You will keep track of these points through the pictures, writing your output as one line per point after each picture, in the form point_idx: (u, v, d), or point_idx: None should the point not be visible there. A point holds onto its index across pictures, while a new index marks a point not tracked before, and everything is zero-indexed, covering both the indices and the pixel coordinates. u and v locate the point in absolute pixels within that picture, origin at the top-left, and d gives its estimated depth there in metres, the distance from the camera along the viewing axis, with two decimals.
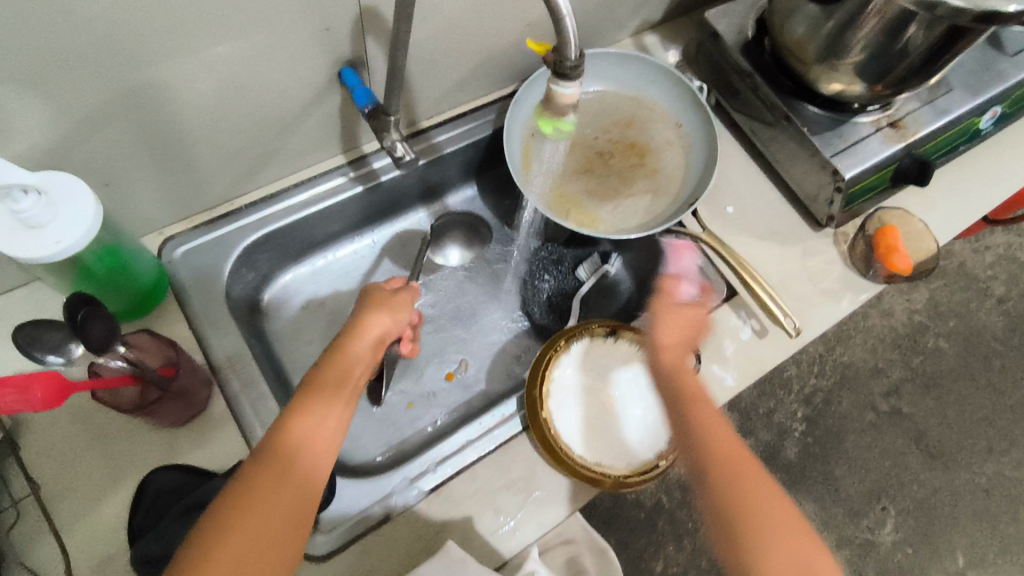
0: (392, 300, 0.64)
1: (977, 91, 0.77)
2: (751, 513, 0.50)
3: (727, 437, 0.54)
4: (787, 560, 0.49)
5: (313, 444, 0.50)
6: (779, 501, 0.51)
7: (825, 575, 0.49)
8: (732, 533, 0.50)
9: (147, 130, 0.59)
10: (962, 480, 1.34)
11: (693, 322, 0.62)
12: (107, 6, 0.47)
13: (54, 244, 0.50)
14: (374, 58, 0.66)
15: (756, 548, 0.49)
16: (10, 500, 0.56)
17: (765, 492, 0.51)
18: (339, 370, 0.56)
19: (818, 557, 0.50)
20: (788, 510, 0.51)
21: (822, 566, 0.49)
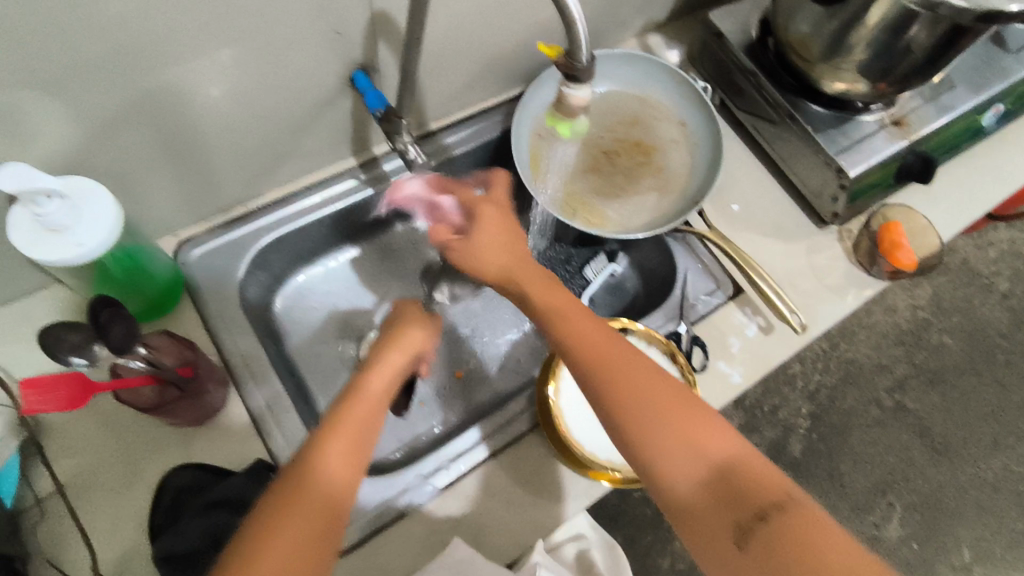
0: (421, 314, 0.65)
1: (980, 89, 0.78)
2: (624, 389, 0.49)
3: (585, 319, 0.54)
4: (671, 425, 0.47)
5: (337, 464, 0.49)
6: (649, 369, 0.50)
7: (709, 433, 0.47)
8: (615, 414, 0.49)
9: (165, 134, 0.61)
10: (967, 474, 1.35)
11: (499, 222, 0.61)
12: (129, 14, 0.48)
13: (77, 246, 0.52)
14: (385, 62, 0.67)
15: (637, 423, 0.47)
16: (35, 496, 0.57)
17: (634, 364, 0.50)
18: (372, 378, 0.56)
19: (699, 417, 0.47)
20: (662, 376, 0.50)
21: (704, 426, 0.47)
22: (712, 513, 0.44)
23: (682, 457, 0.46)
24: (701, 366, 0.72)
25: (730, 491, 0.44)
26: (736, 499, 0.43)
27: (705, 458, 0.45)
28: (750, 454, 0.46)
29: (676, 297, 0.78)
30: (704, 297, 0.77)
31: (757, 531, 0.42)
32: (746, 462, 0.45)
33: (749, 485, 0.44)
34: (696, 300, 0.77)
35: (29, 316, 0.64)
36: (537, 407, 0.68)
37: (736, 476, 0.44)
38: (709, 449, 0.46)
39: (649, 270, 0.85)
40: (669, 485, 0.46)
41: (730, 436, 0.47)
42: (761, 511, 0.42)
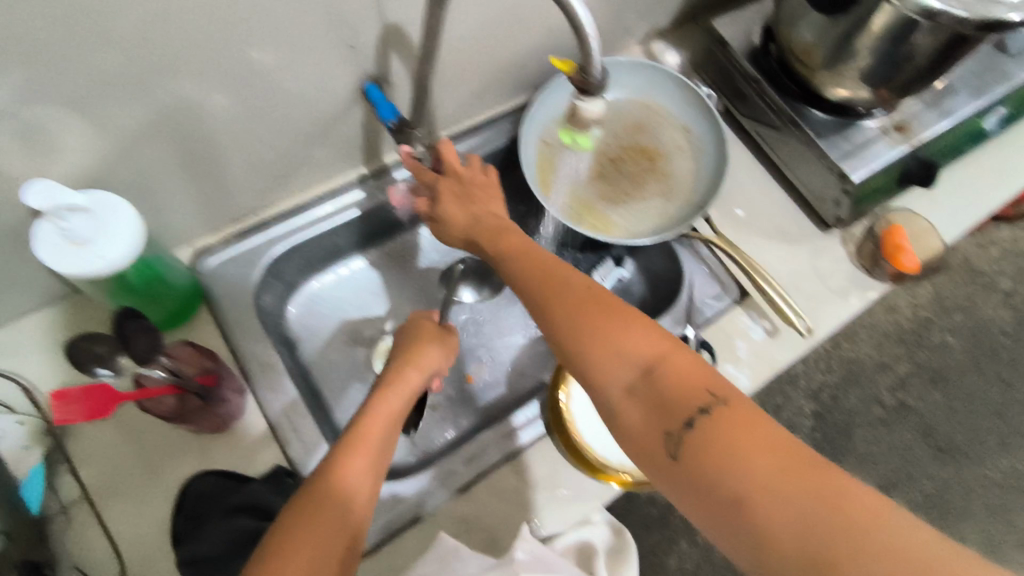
0: (434, 332, 0.67)
1: (980, 93, 0.79)
2: (560, 308, 0.52)
3: (535, 258, 0.57)
4: (605, 339, 0.49)
5: (352, 476, 0.51)
6: (584, 289, 0.52)
7: (636, 338, 0.48)
8: (553, 334, 0.51)
9: (184, 147, 0.62)
10: (970, 472, 1.36)
11: (455, 188, 0.66)
12: (148, 31, 0.49)
13: (100, 258, 0.53)
14: (397, 73, 0.68)
15: (572, 340, 0.50)
16: (60, 504, 0.59)
17: (571, 286, 0.53)
18: (388, 395, 0.59)
19: (628, 325, 0.49)
20: (596, 294, 0.52)
21: (631, 334, 0.49)
22: (644, 417, 0.46)
23: (612, 365, 0.48)
24: None
25: (659, 393, 0.46)
26: (665, 403, 0.45)
27: (635, 364, 0.48)
28: (679, 355, 0.48)
29: (684, 300, 0.78)
30: (711, 300, 0.79)
31: (683, 431, 0.44)
32: (674, 363, 0.47)
33: (674, 387, 0.46)
34: (703, 303, 0.79)
35: (52, 325, 0.66)
36: (548, 411, 0.69)
37: (662, 377, 0.46)
38: (637, 353, 0.48)
39: (656, 274, 0.86)
40: (606, 396, 0.48)
41: (658, 337, 0.48)
42: (686, 411, 0.45)
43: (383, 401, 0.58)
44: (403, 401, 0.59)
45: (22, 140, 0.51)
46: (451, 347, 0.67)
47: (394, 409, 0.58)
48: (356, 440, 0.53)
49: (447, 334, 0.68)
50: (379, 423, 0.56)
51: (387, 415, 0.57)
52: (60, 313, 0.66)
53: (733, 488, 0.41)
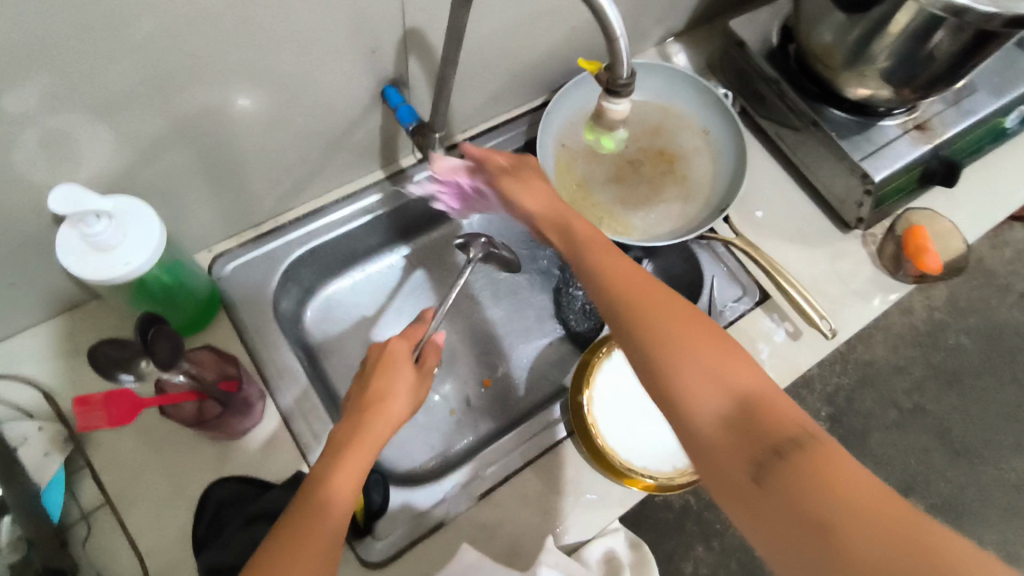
0: (407, 376, 0.58)
1: (1001, 92, 0.78)
2: (654, 323, 0.49)
3: (621, 264, 0.55)
4: (701, 363, 0.46)
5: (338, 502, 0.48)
6: (681, 312, 0.50)
7: (739, 370, 0.45)
8: (639, 347, 0.49)
9: (205, 153, 0.62)
10: (988, 475, 1.35)
11: (541, 176, 0.67)
12: (167, 34, 0.49)
13: (124, 265, 0.53)
14: (415, 76, 0.68)
15: (663, 358, 0.47)
16: (81, 511, 0.58)
17: (666, 306, 0.50)
18: (360, 437, 0.52)
19: (730, 355, 0.46)
20: (694, 320, 0.49)
21: (733, 364, 0.46)
22: (732, 445, 0.43)
23: (707, 391, 0.45)
24: None
25: (753, 424, 0.43)
26: (759, 435, 0.42)
27: (732, 393, 0.44)
28: (780, 396, 0.44)
29: (704, 302, 0.78)
30: (732, 303, 0.78)
31: (776, 463, 0.40)
32: (776, 402, 0.44)
33: (771, 418, 0.43)
34: (724, 307, 0.77)
35: (74, 331, 0.66)
36: (570, 413, 0.68)
37: (757, 406, 0.43)
38: (731, 379, 0.45)
39: (674, 277, 0.85)
40: (690, 416, 0.45)
41: (761, 376, 0.45)
42: (780, 442, 0.41)
43: (354, 444, 0.51)
44: (373, 448, 0.52)
45: (46, 148, 0.51)
46: (422, 394, 0.59)
47: (365, 454, 0.52)
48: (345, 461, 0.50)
49: (426, 373, 0.61)
50: (349, 469, 0.50)
51: (358, 464, 0.51)
52: (82, 319, 0.66)
53: (827, 528, 0.38)
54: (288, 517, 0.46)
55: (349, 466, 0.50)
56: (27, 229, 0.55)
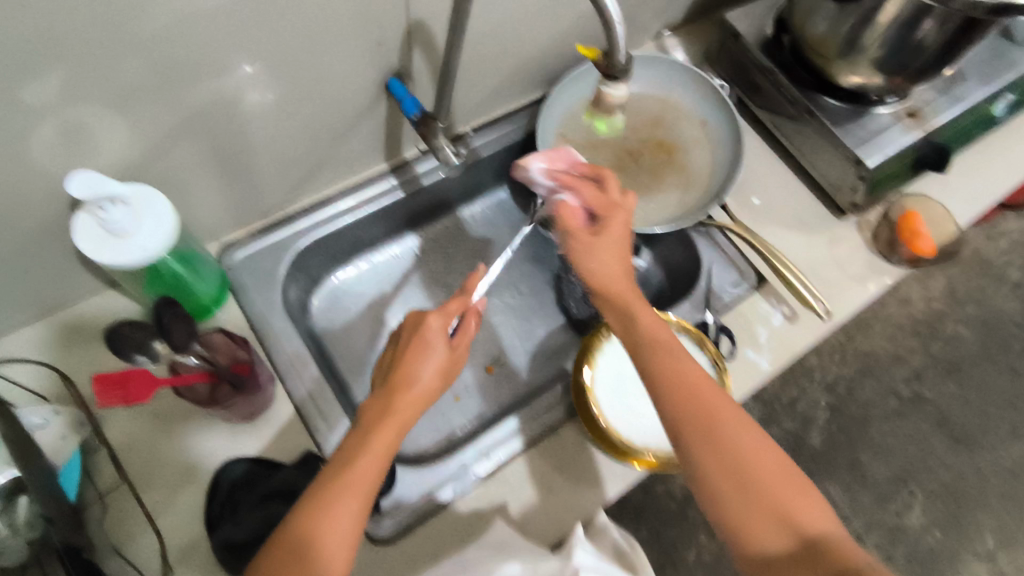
0: (440, 355, 0.56)
1: (991, 80, 0.80)
2: (727, 446, 0.50)
3: (687, 362, 0.54)
4: (770, 492, 0.49)
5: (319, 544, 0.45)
6: (752, 434, 0.51)
7: (807, 508, 0.49)
8: (709, 471, 0.50)
9: (215, 144, 0.64)
10: (986, 462, 1.36)
11: (619, 247, 0.60)
12: (177, 27, 0.50)
13: (141, 250, 0.56)
14: (418, 68, 0.70)
15: (732, 483, 0.49)
16: (97, 491, 0.60)
17: (739, 427, 0.51)
18: (387, 422, 0.51)
19: (803, 495, 0.49)
20: (765, 445, 0.51)
21: (803, 501, 0.49)
22: None
23: (773, 528, 0.48)
24: (729, 354, 0.74)
25: (816, 560, 0.47)
26: (825, 574, 0.46)
27: (797, 532, 0.48)
28: (832, 530, 0.49)
29: (702, 287, 0.80)
30: (729, 288, 0.80)
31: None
32: (837, 544, 0.48)
33: (836, 558, 0.47)
34: (721, 291, 0.80)
35: (89, 318, 0.68)
36: (572, 393, 0.70)
37: (822, 548, 0.47)
38: (799, 518, 0.48)
39: (672, 264, 0.87)
40: (756, 546, 0.48)
41: (821, 511, 0.49)
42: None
43: (378, 430, 0.51)
44: (398, 434, 0.52)
45: (63, 138, 0.53)
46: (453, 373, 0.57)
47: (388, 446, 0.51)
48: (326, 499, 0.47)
49: (461, 352, 0.59)
50: (369, 463, 0.49)
51: (382, 449, 0.50)
52: (97, 307, 0.68)
53: None
54: (306, 506, 0.47)
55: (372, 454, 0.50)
56: (44, 217, 0.57)
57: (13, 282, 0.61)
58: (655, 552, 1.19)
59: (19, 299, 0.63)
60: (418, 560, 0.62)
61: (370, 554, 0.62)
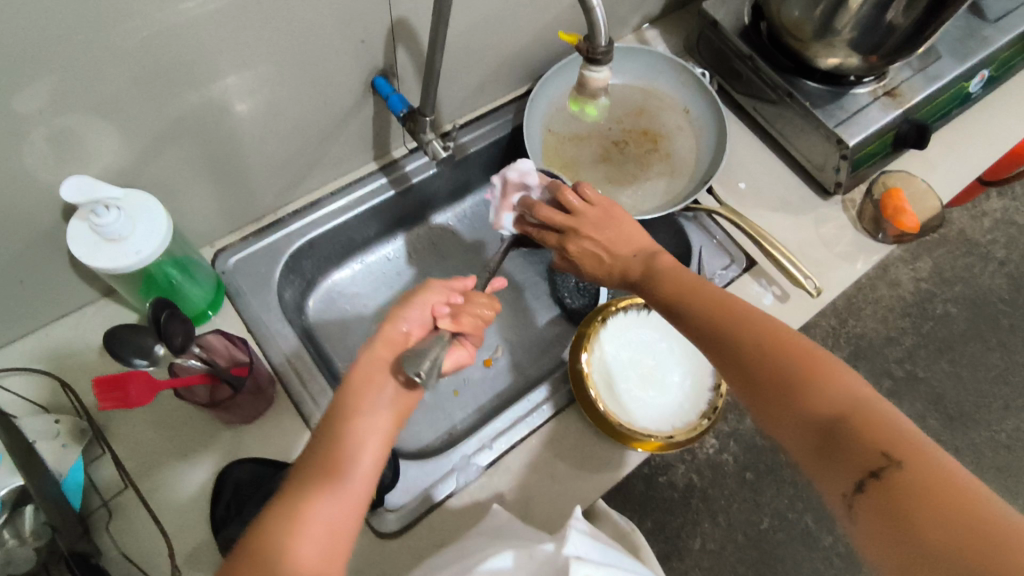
0: (432, 300, 0.58)
1: (965, 57, 0.81)
2: (736, 363, 0.51)
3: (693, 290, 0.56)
4: (782, 385, 0.48)
5: (313, 521, 0.45)
6: (760, 336, 0.51)
7: (825, 397, 0.46)
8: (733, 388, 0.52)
9: (205, 147, 0.64)
10: (982, 438, 1.38)
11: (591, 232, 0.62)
12: (162, 33, 0.51)
13: (135, 254, 0.56)
14: (403, 66, 0.71)
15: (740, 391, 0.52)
16: (102, 499, 0.60)
17: (742, 334, 0.52)
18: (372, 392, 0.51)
19: (822, 385, 0.46)
20: (775, 344, 0.50)
21: (820, 392, 0.46)
22: (824, 471, 0.45)
23: (795, 424, 0.47)
24: None
25: (840, 453, 0.44)
26: (846, 458, 0.43)
27: (814, 421, 0.46)
28: (863, 408, 0.44)
29: (694, 273, 0.80)
30: (720, 272, 0.80)
31: (861, 486, 0.42)
32: (866, 423, 0.44)
33: (861, 439, 0.43)
34: (713, 275, 0.80)
35: (84, 328, 0.68)
36: (572, 382, 0.70)
37: (845, 434, 0.44)
38: (819, 411, 0.46)
39: (664, 252, 0.89)
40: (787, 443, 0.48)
41: (849, 399, 0.45)
42: (862, 463, 0.42)
43: (355, 419, 0.50)
44: (382, 418, 0.51)
45: (53, 145, 0.53)
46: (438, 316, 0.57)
47: (373, 435, 0.50)
48: (319, 470, 0.47)
49: (439, 284, 0.60)
50: (350, 452, 0.48)
51: (377, 440, 0.50)
52: (92, 317, 0.69)
53: (914, 543, 0.38)
54: (282, 511, 0.45)
55: (369, 447, 0.49)
56: (38, 228, 0.58)
57: (9, 292, 0.61)
58: (660, 542, 1.18)
59: (16, 308, 0.63)
60: (425, 552, 0.63)
61: (378, 548, 0.62)
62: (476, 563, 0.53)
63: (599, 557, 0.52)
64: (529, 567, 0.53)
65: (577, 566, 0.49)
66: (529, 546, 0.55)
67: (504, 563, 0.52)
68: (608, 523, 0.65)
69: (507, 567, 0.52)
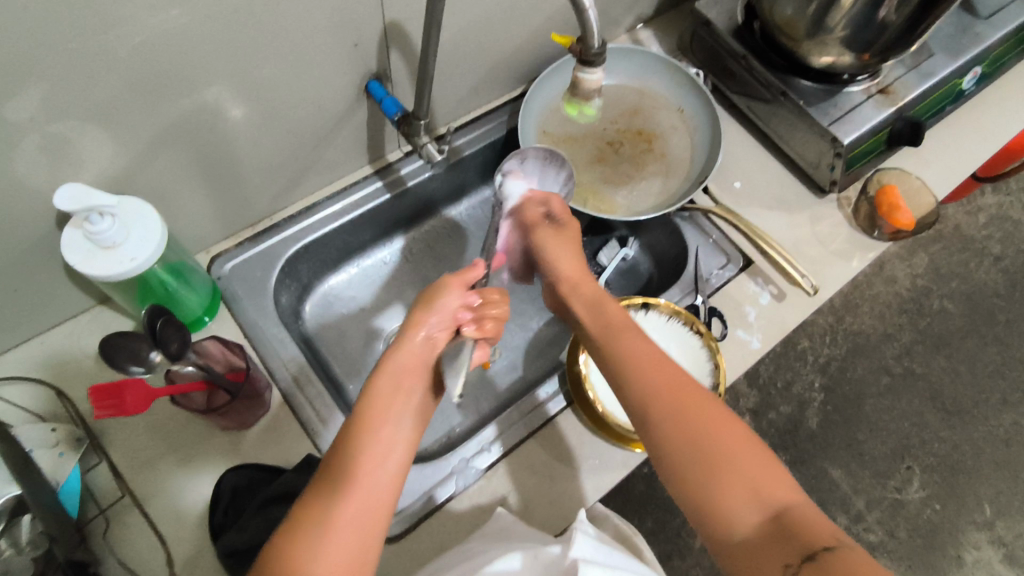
0: (452, 305, 0.58)
1: (957, 54, 0.82)
2: (692, 432, 0.52)
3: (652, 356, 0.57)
4: (737, 476, 0.49)
5: (341, 532, 0.45)
6: (717, 410, 0.53)
7: (774, 483, 0.49)
8: (676, 454, 0.52)
9: (198, 153, 0.64)
10: (980, 433, 1.39)
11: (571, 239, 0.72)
12: (153, 39, 0.51)
13: (131, 260, 0.56)
14: (397, 69, 0.71)
15: (681, 460, 0.51)
16: (99, 507, 0.60)
17: (703, 406, 0.53)
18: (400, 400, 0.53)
19: (770, 471, 0.50)
20: (733, 424, 0.52)
21: (771, 478, 0.50)
22: (767, 551, 0.46)
23: (744, 500, 0.49)
24: (721, 335, 0.76)
25: (788, 536, 0.46)
26: (794, 542, 0.46)
27: (765, 503, 0.48)
28: (804, 504, 0.49)
29: (691, 272, 0.80)
30: (717, 271, 0.80)
31: (806, 568, 0.44)
32: (806, 513, 0.48)
33: (806, 525, 0.47)
34: (710, 274, 0.80)
35: (80, 336, 0.68)
36: (569, 385, 0.71)
37: (792, 520, 0.47)
38: (769, 495, 0.49)
39: (659, 252, 0.89)
40: (731, 530, 0.48)
41: (791, 487, 0.50)
42: (809, 547, 0.45)
43: (382, 424, 0.51)
44: (406, 423, 0.53)
45: (46, 153, 0.53)
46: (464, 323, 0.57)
47: (398, 440, 0.51)
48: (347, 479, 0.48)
49: (457, 283, 0.60)
50: (378, 459, 0.49)
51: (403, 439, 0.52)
52: (88, 324, 0.68)
53: None
54: (316, 523, 0.45)
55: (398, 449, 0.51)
56: (32, 236, 0.57)
57: (4, 300, 0.61)
58: (660, 542, 1.18)
59: (12, 316, 0.63)
60: (425, 555, 0.62)
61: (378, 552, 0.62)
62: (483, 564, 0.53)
63: (603, 558, 0.52)
64: (536, 568, 0.53)
65: (584, 567, 0.49)
66: (535, 547, 0.55)
67: (513, 565, 0.53)
68: (607, 525, 0.65)
69: (515, 568, 0.53)
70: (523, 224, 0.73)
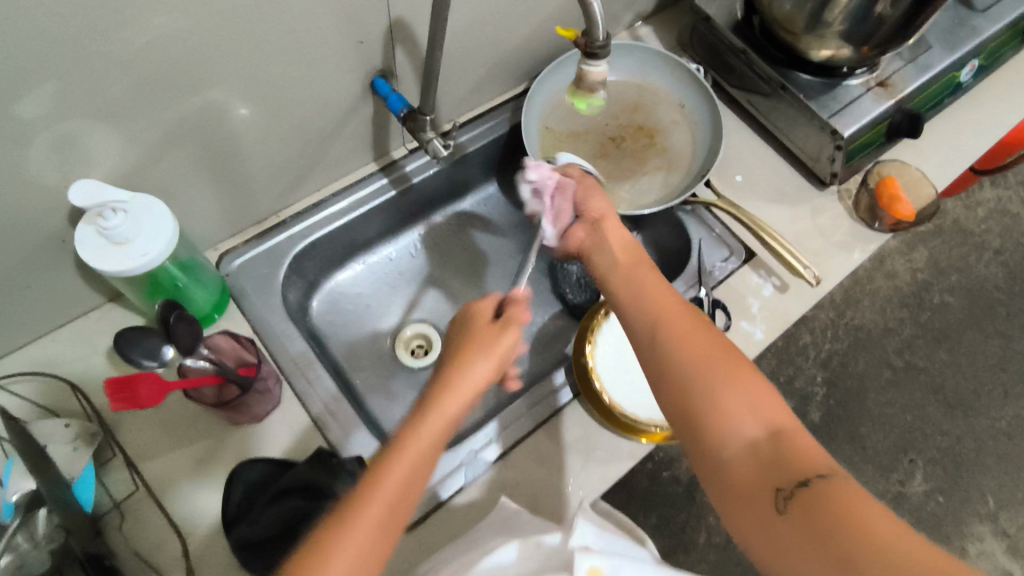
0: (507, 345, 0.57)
1: (955, 47, 0.83)
2: (700, 352, 0.54)
3: (665, 295, 0.60)
4: (737, 394, 0.51)
5: (391, 506, 0.46)
6: (724, 341, 0.56)
7: (772, 407, 0.51)
8: (678, 366, 0.54)
9: (207, 150, 0.64)
10: (981, 425, 1.39)
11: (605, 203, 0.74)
12: (163, 37, 0.51)
13: (141, 256, 0.57)
14: (402, 66, 0.72)
15: (682, 372, 0.53)
16: (113, 500, 0.60)
17: (713, 337, 0.55)
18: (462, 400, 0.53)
19: (766, 395, 0.52)
20: (738, 355, 0.54)
21: (767, 401, 0.51)
22: (759, 466, 0.48)
23: (743, 414, 0.50)
24: (725, 327, 0.76)
25: (782, 455, 0.48)
26: (787, 464, 0.47)
27: (762, 424, 0.50)
28: (803, 433, 0.50)
29: (694, 265, 0.81)
30: (719, 264, 0.81)
31: (797, 492, 0.45)
32: (802, 440, 0.49)
33: (800, 451, 0.48)
34: (713, 266, 0.81)
35: (91, 333, 0.68)
36: (576, 376, 0.72)
37: (786, 442, 0.49)
38: (767, 416, 0.50)
39: (663, 246, 0.90)
40: (723, 442, 0.50)
41: (788, 416, 0.51)
42: (800, 472, 0.46)
43: (444, 419, 0.52)
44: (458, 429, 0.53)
45: (56, 152, 0.53)
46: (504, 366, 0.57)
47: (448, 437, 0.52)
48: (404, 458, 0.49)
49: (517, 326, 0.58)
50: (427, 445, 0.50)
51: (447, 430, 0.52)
52: (99, 321, 0.69)
53: (845, 543, 0.42)
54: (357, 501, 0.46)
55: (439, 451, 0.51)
56: (43, 232, 0.58)
57: (16, 298, 0.61)
58: (665, 537, 1.19)
59: (23, 313, 0.63)
60: (435, 546, 0.63)
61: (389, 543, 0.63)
62: (478, 558, 0.54)
63: (604, 545, 0.53)
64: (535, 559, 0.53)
65: (580, 558, 0.49)
66: (534, 536, 0.55)
67: (507, 556, 0.53)
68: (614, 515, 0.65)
69: (510, 560, 0.53)
70: (562, 185, 0.73)
